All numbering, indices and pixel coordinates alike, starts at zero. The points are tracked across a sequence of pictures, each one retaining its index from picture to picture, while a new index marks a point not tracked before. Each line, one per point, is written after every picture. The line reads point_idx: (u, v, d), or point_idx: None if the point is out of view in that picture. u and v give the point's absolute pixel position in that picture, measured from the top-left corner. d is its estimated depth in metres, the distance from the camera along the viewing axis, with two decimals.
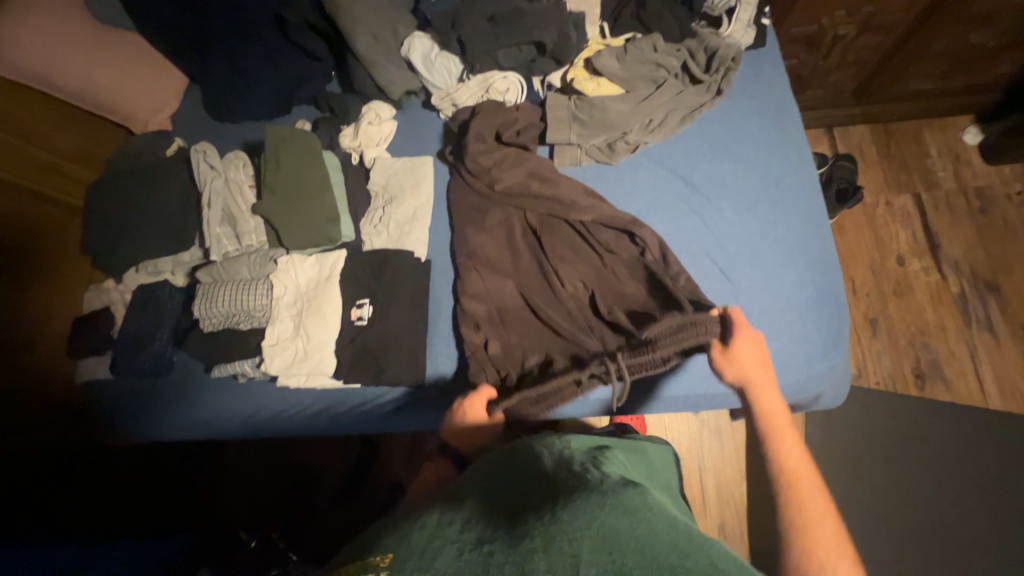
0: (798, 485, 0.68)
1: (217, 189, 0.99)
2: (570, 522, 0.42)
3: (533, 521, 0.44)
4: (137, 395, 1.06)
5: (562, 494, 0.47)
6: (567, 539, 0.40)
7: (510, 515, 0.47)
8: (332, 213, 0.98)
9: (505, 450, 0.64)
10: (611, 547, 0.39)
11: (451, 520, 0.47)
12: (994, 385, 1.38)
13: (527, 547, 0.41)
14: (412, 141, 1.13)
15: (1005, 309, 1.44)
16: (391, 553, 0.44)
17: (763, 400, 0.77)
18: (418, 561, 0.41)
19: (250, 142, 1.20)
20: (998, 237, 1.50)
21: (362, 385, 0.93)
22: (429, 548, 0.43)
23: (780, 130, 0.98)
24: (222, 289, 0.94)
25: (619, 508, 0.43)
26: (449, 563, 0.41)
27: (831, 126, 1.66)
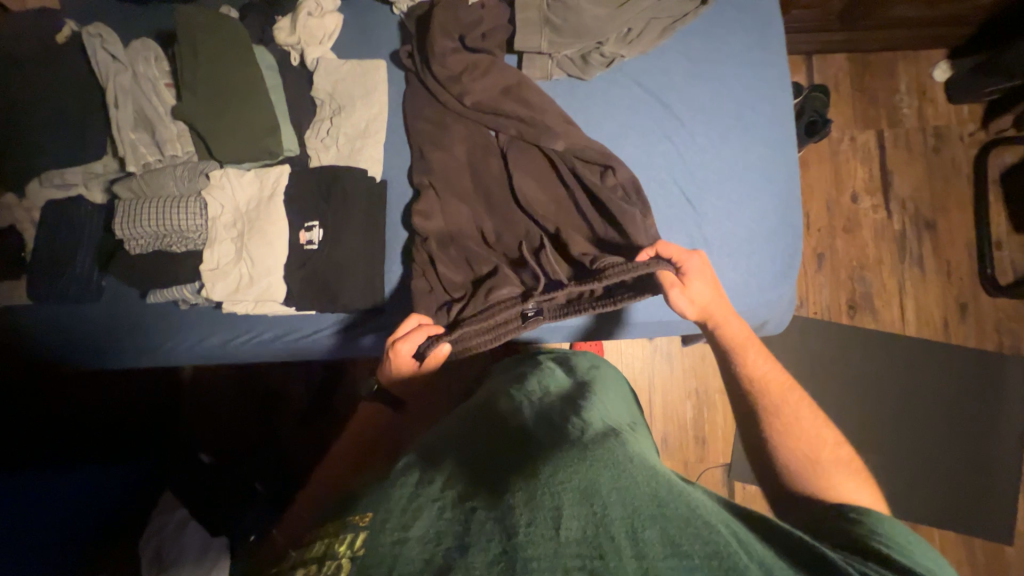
0: (767, 381, 0.72)
1: (126, 86, 0.84)
2: (548, 478, 0.47)
3: (514, 480, 0.48)
4: (73, 321, 0.99)
5: (543, 451, 0.53)
6: (549, 494, 0.45)
7: (489, 475, 0.52)
8: (270, 121, 0.86)
9: (484, 407, 0.69)
10: (594, 499, 0.44)
11: (428, 483, 0.51)
12: (913, 316, 1.53)
13: (512, 500, 0.45)
14: (361, 40, 0.99)
15: (936, 247, 1.55)
16: (368, 511, 0.48)
17: (729, 328, 0.76)
18: (399, 519, 0.46)
19: (165, 31, 1.01)
20: (945, 178, 1.57)
21: (317, 312, 0.90)
22: (409, 508, 0.47)
23: (763, 51, 0.92)
24: (146, 206, 0.83)
25: (600, 463, 0.48)
26: (429, 524, 0.45)
27: (811, 53, 1.60)
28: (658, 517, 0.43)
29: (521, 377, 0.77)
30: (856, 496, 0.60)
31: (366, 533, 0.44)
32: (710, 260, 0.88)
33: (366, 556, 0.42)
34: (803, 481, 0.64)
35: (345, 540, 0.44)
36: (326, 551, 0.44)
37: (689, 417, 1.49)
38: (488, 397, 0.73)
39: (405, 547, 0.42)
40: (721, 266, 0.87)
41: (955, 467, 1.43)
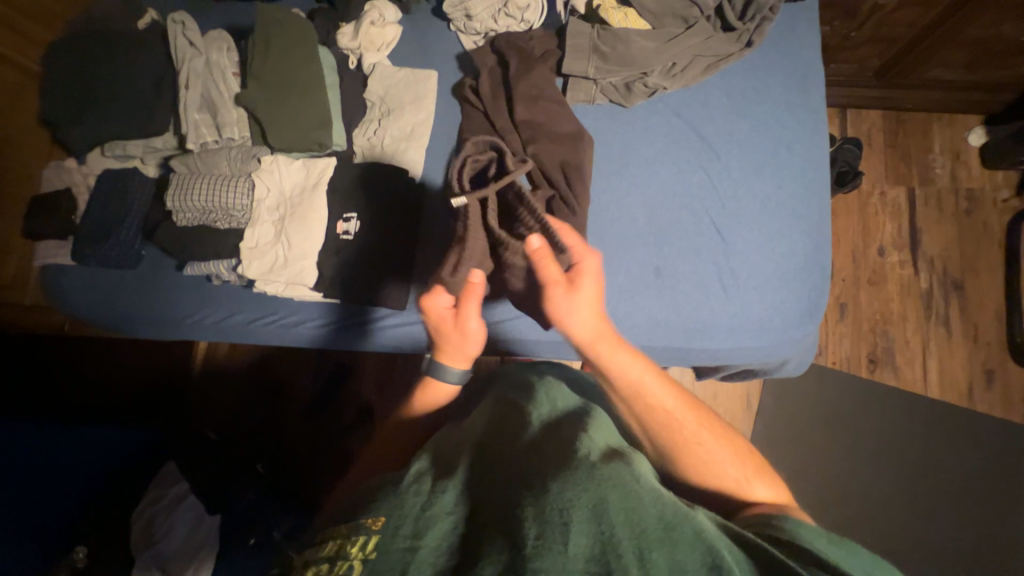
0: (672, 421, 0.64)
1: (197, 70, 0.90)
2: (558, 493, 0.46)
3: (523, 495, 0.48)
4: (107, 285, 1.02)
5: (552, 462, 0.51)
6: (558, 509, 0.44)
7: (498, 488, 0.51)
8: (324, 116, 0.91)
9: (494, 413, 0.67)
10: (601, 518, 0.43)
11: (441, 490, 0.50)
12: (936, 376, 1.49)
13: (522, 515, 0.45)
14: (416, 51, 1.04)
15: (964, 308, 1.52)
16: (382, 513, 0.48)
17: (651, 398, 0.65)
18: (412, 526, 0.47)
19: (238, 26, 1.09)
20: (976, 240, 1.55)
21: (341, 301, 0.92)
22: (422, 516, 0.47)
23: (802, 95, 0.95)
24: (199, 182, 0.88)
25: (609, 480, 0.47)
26: (441, 537, 0.46)
27: (845, 107, 1.63)
28: (665, 540, 0.42)
29: (531, 381, 0.73)
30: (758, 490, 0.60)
31: (378, 536, 0.46)
32: (736, 293, 0.88)
33: (377, 561, 0.44)
34: (712, 491, 0.62)
35: (355, 540, 0.46)
36: (336, 550, 0.46)
37: None
38: (501, 399, 0.70)
39: (417, 554, 0.44)
40: (746, 298, 0.88)
41: None
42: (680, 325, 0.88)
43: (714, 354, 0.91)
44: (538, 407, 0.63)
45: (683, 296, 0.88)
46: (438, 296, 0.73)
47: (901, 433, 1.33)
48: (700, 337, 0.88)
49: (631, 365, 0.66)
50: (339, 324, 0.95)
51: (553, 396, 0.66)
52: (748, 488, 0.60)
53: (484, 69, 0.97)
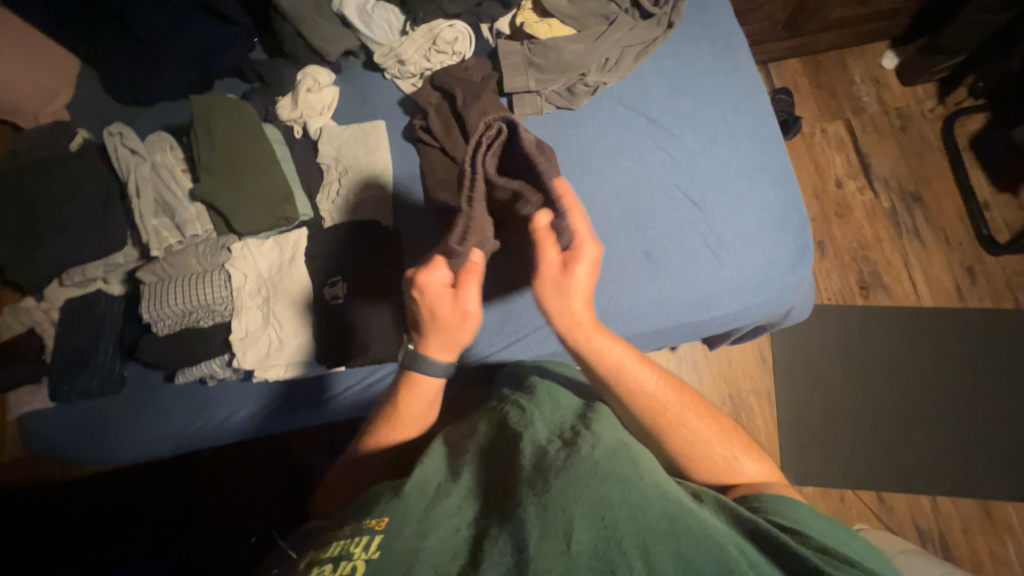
0: (653, 399, 0.68)
1: (144, 176, 0.88)
2: (559, 494, 0.50)
3: (526, 493, 0.51)
4: (94, 418, 0.95)
5: (555, 461, 0.54)
6: (561, 510, 0.48)
7: (503, 491, 0.54)
8: (283, 188, 0.90)
9: (495, 416, 0.67)
10: (604, 516, 0.48)
11: (444, 493, 0.56)
12: (925, 287, 1.54)
13: (524, 515, 0.49)
14: (358, 106, 1.06)
15: (928, 216, 1.59)
16: (384, 516, 0.53)
17: (604, 351, 0.67)
18: (417, 527, 0.52)
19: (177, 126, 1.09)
20: (918, 152, 1.64)
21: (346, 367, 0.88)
22: (427, 518, 0.53)
23: (732, 58, 1.00)
24: (173, 286, 0.84)
25: (612, 479, 0.50)
26: (444, 539, 0.51)
27: (765, 61, 1.73)
28: (669, 535, 0.47)
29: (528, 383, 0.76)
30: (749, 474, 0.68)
31: (381, 536, 0.51)
32: (727, 256, 0.89)
33: (382, 558, 0.49)
34: (707, 467, 0.68)
35: (360, 541, 0.51)
36: (341, 552, 0.50)
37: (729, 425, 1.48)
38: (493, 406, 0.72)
39: (421, 555, 0.49)
40: (739, 258, 0.89)
41: (999, 431, 1.42)
42: (684, 298, 0.89)
43: (724, 319, 0.92)
44: (541, 407, 0.65)
45: (676, 272, 0.89)
46: (436, 271, 0.65)
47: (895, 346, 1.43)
48: (707, 308, 0.89)
49: (610, 346, 0.67)
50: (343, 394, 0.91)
51: (556, 396, 0.69)
52: (742, 466, 0.68)
53: (431, 108, 0.98)
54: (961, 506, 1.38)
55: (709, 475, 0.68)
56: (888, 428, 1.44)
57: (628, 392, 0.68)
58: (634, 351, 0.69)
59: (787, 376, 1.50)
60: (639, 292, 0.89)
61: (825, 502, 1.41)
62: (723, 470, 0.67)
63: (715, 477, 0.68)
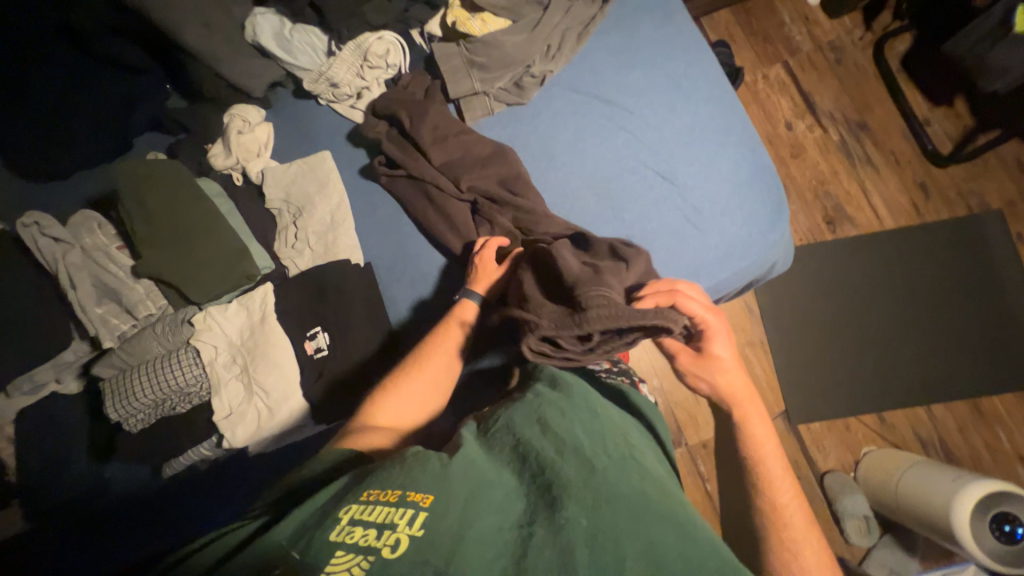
0: (779, 500, 0.66)
1: (74, 263, 0.79)
2: (614, 524, 0.48)
3: (573, 503, 0.49)
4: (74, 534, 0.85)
5: (604, 474, 0.53)
6: (612, 545, 0.46)
7: (548, 486, 0.52)
8: (236, 246, 0.83)
9: (530, 407, 0.63)
10: (660, 563, 0.46)
11: (490, 483, 0.53)
12: (885, 210, 1.60)
13: (572, 532, 0.47)
14: (299, 140, 1.00)
15: (876, 142, 1.64)
16: (430, 492, 0.51)
17: (754, 431, 0.70)
18: (457, 515, 0.49)
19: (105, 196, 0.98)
20: (856, 82, 1.68)
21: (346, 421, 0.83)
22: (467, 508, 0.50)
23: (673, 24, 0.98)
24: (136, 376, 0.76)
25: (665, 520, 0.50)
26: (488, 534, 0.48)
27: (698, 18, 1.73)
28: None
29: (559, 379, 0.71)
30: None
31: (427, 514, 0.49)
32: (708, 225, 0.88)
33: (426, 537, 0.47)
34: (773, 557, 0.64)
35: (404, 513, 0.49)
36: (384, 516, 0.49)
37: None
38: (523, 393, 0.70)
39: (462, 545, 0.47)
40: (720, 225, 0.88)
41: (974, 333, 1.50)
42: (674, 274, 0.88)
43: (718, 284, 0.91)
44: (575, 410, 0.62)
45: (662, 249, 0.88)
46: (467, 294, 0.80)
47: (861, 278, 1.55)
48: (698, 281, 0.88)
49: (764, 437, 0.70)
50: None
51: (594, 401, 0.65)
52: None
53: (378, 131, 0.93)
54: (954, 410, 1.46)
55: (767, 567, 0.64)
56: (877, 352, 1.50)
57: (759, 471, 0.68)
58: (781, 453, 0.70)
59: (776, 320, 1.54)
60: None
61: (833, 434, 1.47)
62: None
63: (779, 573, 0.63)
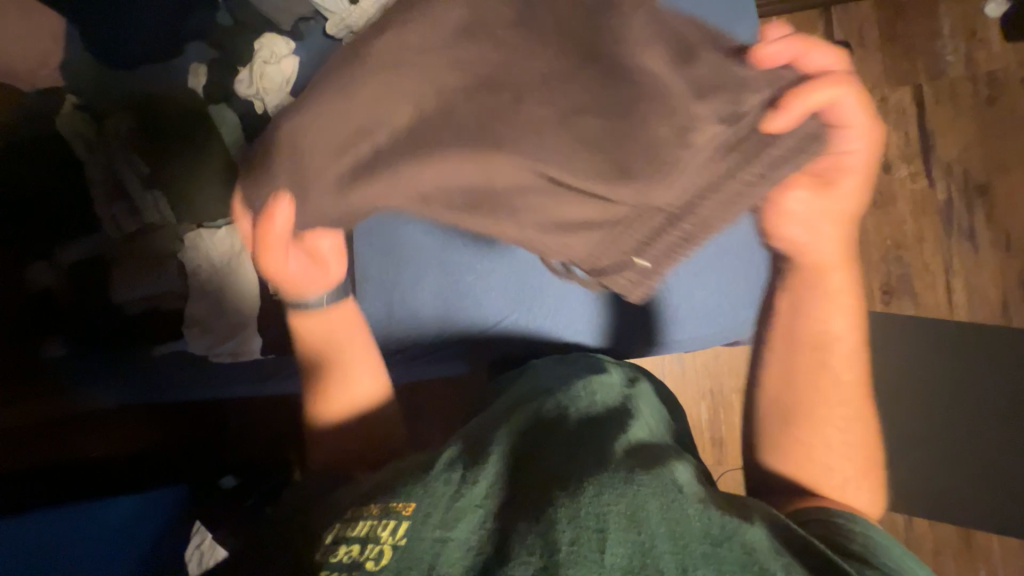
0: (827, 390, 0.76)
1: (104, 163, 0.96)
2: (590, 499, 0.52)
3: (556, 495, 0.54)
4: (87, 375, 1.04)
5: (582, 471, 0.57)
6: (593, 515, 0.51)
7: (530, 490, 0.57)
8: (234, 174, 0.95)
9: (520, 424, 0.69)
10: (642, 527, 0.50)
11: (470, 483, 0.58)
12: (963, 297, 1.34)
13: (554, 515, 0.52)
14: (314, 80, 1.00)
15: (991, 215, 1.34)
16: (410, 499, 0.57)
17: (830, 317, 0.78)
18: (442, 515, 0.54)
19: (122, 77, 1.03)
20: (1001, 133, 1.35)
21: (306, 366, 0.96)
22: (452, 506, 0.55)
23: (731, 38, 0.85)
24: (136, 271, 0.95)
25: (648, 489, 0.54)
26: (471, 530, 0.53)
27: (828, 6, 1.41)
28: (710, 555, 0.49)
29: (561, 389, 0.75)
30: (854, 499, 0.72)
31: (409, 522, 0.54)
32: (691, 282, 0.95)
33: (407, 545, 0.52)
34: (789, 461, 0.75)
35: (387, 525, 0.55)
36: (370, 532, 0.55)
37: (704, 420, 1.48)
38: (533, 395, 0.76)
39: (446, 545, 0.52)
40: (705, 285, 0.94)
41: (1006, 464, 1.29)
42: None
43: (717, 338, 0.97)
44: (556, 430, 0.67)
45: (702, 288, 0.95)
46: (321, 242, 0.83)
47: (898, 363, 1.34)
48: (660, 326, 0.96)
49: (836, 318, 0.78)
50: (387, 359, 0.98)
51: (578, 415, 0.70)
52: (850, 490, 0.72)
53: None
54: (939, 531, 1.31)
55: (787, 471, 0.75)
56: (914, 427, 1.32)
57: (807, 366, 0.77)
58: (856, 352, 0.78)
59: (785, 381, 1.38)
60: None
61: None
62: (809, 467, 0.74)
63: (818, 491, 0.72)
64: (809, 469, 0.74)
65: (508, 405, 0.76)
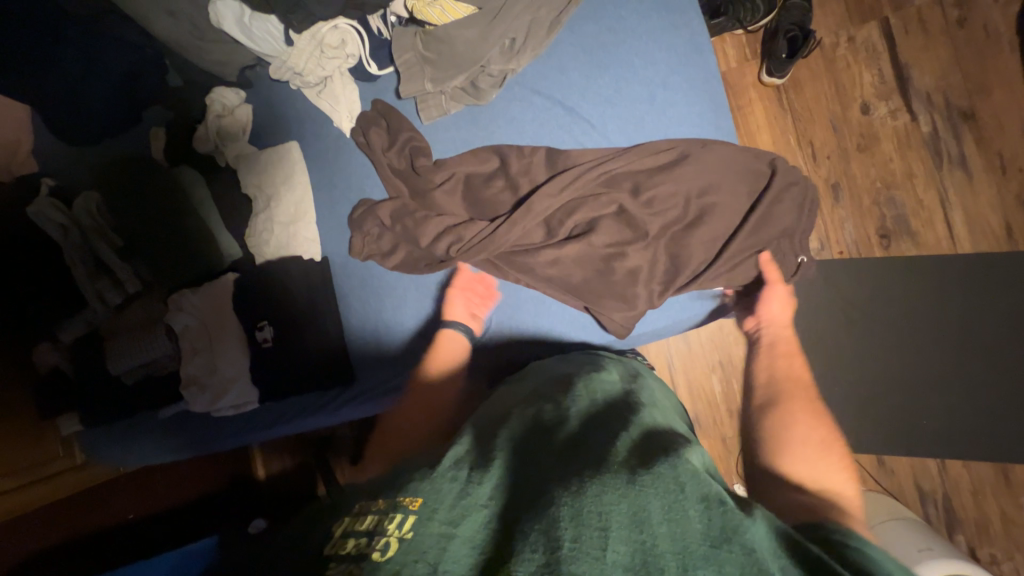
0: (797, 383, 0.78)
1: (75, 242, 0.96)
2: (594, 496, 0.49)
3: (560, 491, 0.51)
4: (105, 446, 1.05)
5: (590, 466, 0.54)
6: (595, 513, 0.47)
7: (536, 487, 0.53)
8: (205, 233, 0.98)
9: (531, 417, 0.68)
10: (643, 528, 0.46)
11: (476, 482, 0.54)
12: (964, 228, 1.30)
13: (558, 513, 0.48)
14: (271, 126, 1.02)
15: (980, 138, 1.29)
16: (418, 495, 0.52)
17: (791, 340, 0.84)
18: (446, 513, 0.50)
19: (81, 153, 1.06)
20: (978, 51, 1.29)
21: (308, 406, 0.94)
22: (457, 505, 0.51)
23: (668, 13, 0.85)
24: (124, 343, 0.96)
25: (651, 488, 0.50)
26: (476, 529, 0.50)
27: None
28: (713, 560, 0.45)
29: (570, 385, 0.74)
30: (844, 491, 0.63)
31: (414, 517, 0.50)
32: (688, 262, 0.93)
33: (413, 539, 0.48)
34: (797, 462, 0.67)
35: (393, 518, 0.50)
36: (374, 525, 0.50)
37: (719, 393, 1.46)
38: (547, 389, 0.75)
39: (451, 543, 0.48)
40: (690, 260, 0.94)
41: None
42: (612, 297, 0.84)
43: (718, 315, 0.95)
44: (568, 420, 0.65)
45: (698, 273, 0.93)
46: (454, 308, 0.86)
47: (906, 307, 1.30)
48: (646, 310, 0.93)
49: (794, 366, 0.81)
50: (372, 393, 0.93)
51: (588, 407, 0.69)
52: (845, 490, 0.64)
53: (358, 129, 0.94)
54: (975, 471, 1.27)
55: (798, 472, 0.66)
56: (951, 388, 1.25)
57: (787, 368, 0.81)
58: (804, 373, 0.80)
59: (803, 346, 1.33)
60: (546, 291, 0.87)
61: None
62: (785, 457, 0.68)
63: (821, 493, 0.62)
64: (791, 453, 0.68)
65: (515, 401, 0.74)
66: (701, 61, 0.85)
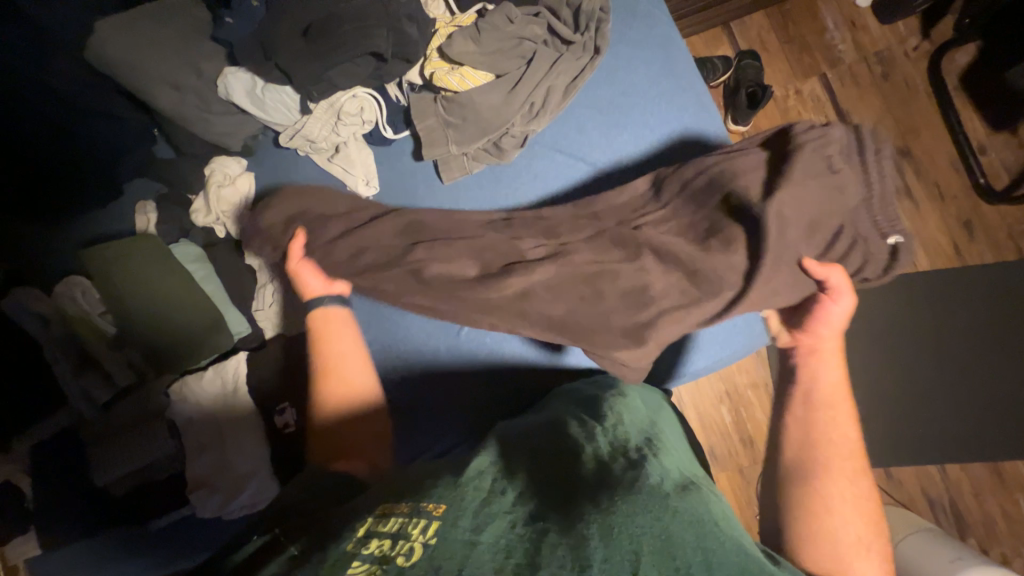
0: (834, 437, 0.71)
1: (55, 334, 0.85)
2: (626, 516, 0.48)
3: (590, 507, 0.50)
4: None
5: (619, 482, 0.54)
6: (626, 535, 0.47)
7: (566, 501, 0.52)
8: (211, 315, 0.88)
9: (555, 429, 0.66)
10: (674, 554, 0.46)
11: (501, 491, 0.52)
12: (920, 250, 1.45)
13: (588, 530, 0.47)
14: (277, 192, 0.97)
15: (919, 172, 1.48)
16: (443, 502, 0.51)
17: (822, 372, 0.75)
18: (472, 520, 0.48)
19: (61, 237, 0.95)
20: (903, 100, 1.51)
21: None
22: (482, 512, 0.49)
23: (670, 77, 0.93)
24: (113, 447, 0.82)
25: (682, 516, 0.50)
26: (500, 534, 0.47)
27: (727, 23, 1.56)
28: None
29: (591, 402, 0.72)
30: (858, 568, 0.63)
31: (439, 522, 0.48)
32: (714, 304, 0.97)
33: (437, 545, 0.46)
34: (815, 555, 0.64)
35: (417, 522, 0.48)
36: (399, 529, 0.49)
37: (730, 422, 1.48)
38: (565, 405, 0.73)
39: (475, 549, 0.45)
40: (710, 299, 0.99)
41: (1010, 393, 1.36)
42: None
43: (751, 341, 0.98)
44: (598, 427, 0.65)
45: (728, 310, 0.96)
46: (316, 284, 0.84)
47: (886, 323, 1.41)
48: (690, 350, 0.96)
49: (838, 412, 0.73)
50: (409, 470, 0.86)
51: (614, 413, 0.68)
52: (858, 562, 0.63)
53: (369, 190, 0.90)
54: (971, 472, 1.35)
55: (816, 569, 0.63)
56: None
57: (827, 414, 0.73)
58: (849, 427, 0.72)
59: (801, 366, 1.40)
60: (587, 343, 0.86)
61: None
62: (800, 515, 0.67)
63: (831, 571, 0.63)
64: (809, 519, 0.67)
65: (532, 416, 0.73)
66: (705, 119, 0.92)
